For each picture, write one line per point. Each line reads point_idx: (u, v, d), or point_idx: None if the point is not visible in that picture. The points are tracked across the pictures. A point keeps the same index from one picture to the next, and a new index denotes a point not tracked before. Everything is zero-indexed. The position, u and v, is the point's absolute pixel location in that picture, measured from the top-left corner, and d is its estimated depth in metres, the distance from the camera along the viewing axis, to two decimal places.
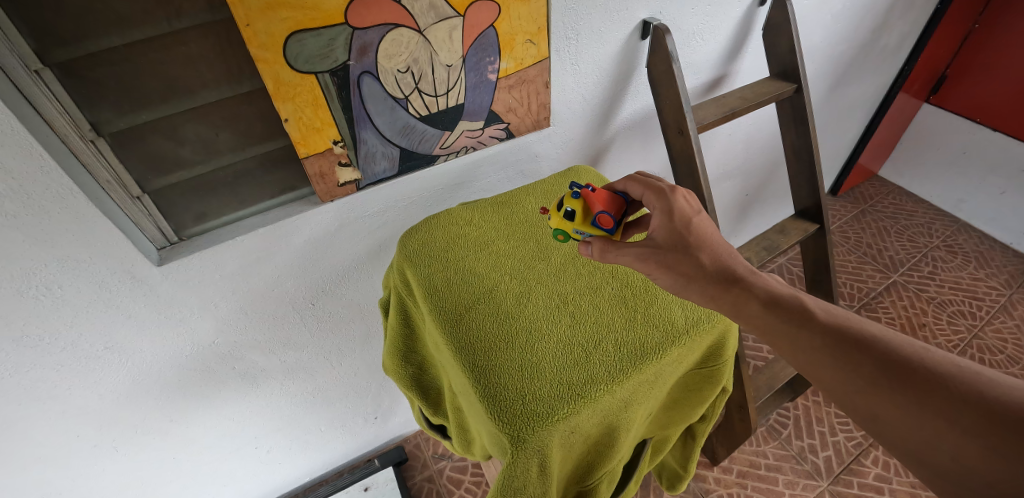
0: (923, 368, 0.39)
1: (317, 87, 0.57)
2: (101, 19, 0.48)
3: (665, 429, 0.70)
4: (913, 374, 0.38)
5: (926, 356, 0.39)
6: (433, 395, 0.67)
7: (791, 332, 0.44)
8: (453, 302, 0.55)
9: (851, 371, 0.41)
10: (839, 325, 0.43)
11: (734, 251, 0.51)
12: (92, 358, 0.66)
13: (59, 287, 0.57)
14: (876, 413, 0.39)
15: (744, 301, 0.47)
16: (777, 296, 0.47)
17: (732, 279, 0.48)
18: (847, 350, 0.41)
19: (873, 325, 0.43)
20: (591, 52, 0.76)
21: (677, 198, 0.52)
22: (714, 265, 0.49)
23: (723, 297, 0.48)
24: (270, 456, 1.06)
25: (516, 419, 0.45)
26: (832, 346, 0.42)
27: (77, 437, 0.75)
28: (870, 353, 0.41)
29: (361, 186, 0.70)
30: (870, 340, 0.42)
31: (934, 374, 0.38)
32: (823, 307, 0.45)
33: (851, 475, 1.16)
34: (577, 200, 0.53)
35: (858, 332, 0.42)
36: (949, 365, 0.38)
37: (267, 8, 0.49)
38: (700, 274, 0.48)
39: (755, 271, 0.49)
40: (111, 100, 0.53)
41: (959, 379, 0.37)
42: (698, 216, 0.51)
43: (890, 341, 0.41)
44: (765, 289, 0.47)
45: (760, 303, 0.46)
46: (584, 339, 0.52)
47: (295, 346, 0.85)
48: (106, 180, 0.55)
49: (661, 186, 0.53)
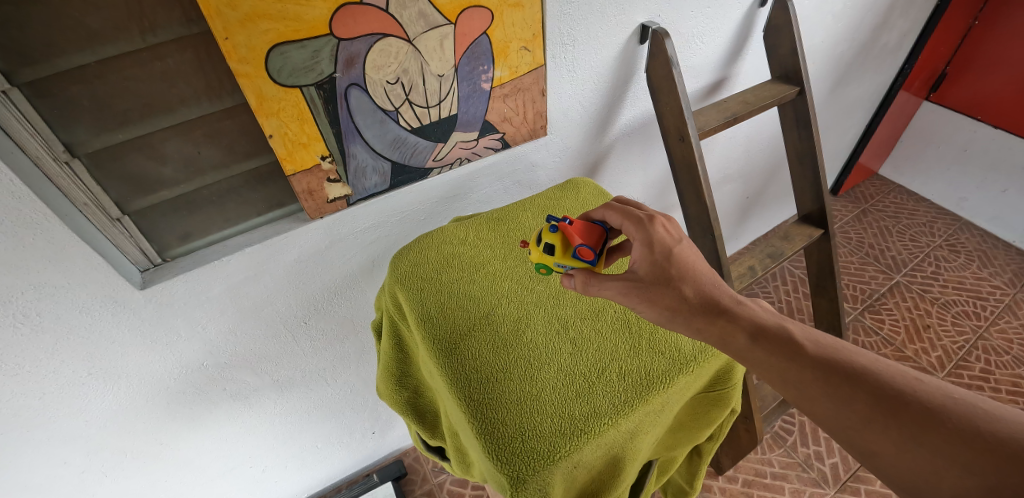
0: (916, 401, 0.36)
1: (302, 102, 0.55)
2: (70, 35, 0.45)
3: (672, 450, 0.67)
4: (907, 408, 0.36)
5: (918, 388, 0.37)
6: (430, 418, 0.65)
7: (781, 365, 0.41)
8: (447, 330, 0.53)
9: (843, 404, 0.38)
10: (828, 357, 0.41)
11: (720, 280, 0.48)
12: (76, 385, 0.63)
13: (38, 314, 0.54)
14: (874, 449, 0.36)
15: (731, 332, 0.44)
16: (762, 326, 0.44)
17: (717, 309, 0.45)
18: (838, 383, 0.39)
19: (862, 355, 0.41)
20: (587, 59, 0.73)
21: (655, 228, 0.49)
22: (697, 295, 0.46)
23: (709, 327, 0.45)
24: (266, 475, 1.03)
25: (516, 458, 0.43)
26: (823, 379, 0.39)
27: (64, 463, 0.72)
28: (862, 385, 0.38)
29: (351, 202, 0.68)
30: (860, 372, 0.39)
31: (928, 408, 0.36)
32: (811, 337, 0.43)
33: (858, 482, 1.14)
34: (555, 234, 0.50)
35: (849, 363, 0.40)
36: (943, 398, 0.36)
37: (246, 20, 0.46)
38: (685, 306, 0.46)
39: (741, 299, 0.47)
40: (86, 120, 0.50)
41: (955, 412, 0.35)
42: (680, 245, 0.48)
43: (881, 372, 0.39)
44: (751, 320, 0.44)
45: (748, 336, 0.43)
46: (580, 371, 0.49)
47: (289, 364, 0.83)
48: (83, 202, 0.52)
49: (639, 216, 0.50)
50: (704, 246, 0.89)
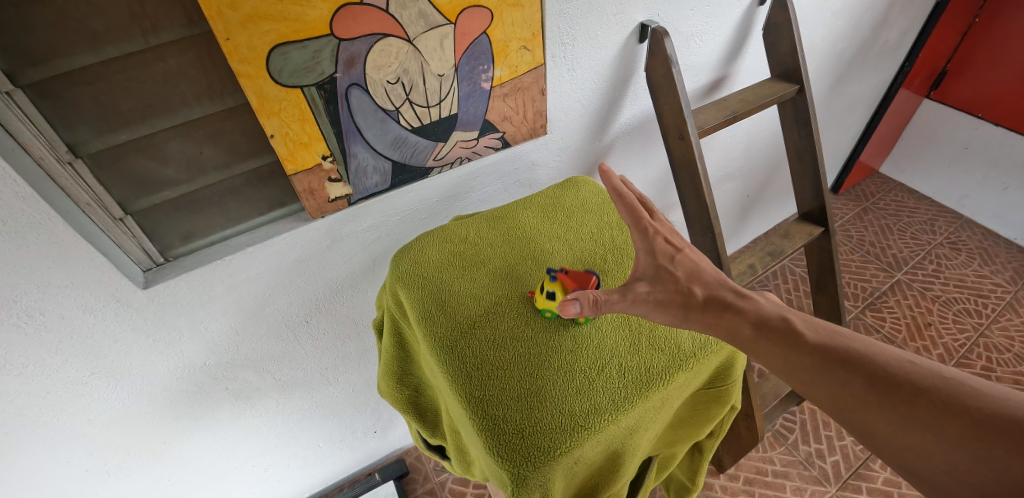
0: (908, 382, 0.38)
1: (303, 102, 0.55)
2: (72, 36, 0.46)
3: (672, 447, 0.68)
4: (900, 389, 0.38)
5: (911, 369, 0.39)
6: (431, 416, 0.65)
7: (783, 353, 0.43)
8: (448, 326, 0.53)
9: (841, 388, 0.40)
10: (826, 343, 0.42)
11: (725, 278, 0.50)
12: (79, 384, 0.64)
13: (42, 313, 0.54)
14: (870, 429, 0.38)
15: (737, 325, 0.45)
16: (767, 318, 0.45)
17: (722, 304, 0.47)
18: (835, 367, 0.41)
19: (858, 339, 0.43)
20: (587, 58, 0.74)
21: (656, 239, 0.50)
22: (705, 294, 0.48)
23: (717, 321, 0.46)
24: (268, 474, 1.03)
25: (517, 454, 0.44)
26: (821, 364, 0.41)
27: (68, 462, 0.73)
28: (858, 368, 0.40)
29: (352, 201, 0.68)
30: (856, 357, 0.41)
31: (920, 387, 0.38)
32: (811, 325, 0.44)
33: (859, 480, 1.14)
34: (555, 282, 0.51)
35: (845, 348, 0.42)
36: (934, 377, 0.38)
37: (247, 21, 0.47)
38: (694, 305, 0.47)
39: (746, 294, 0.48)
40: (88, 121, 0.50)
41: (945, 390, 0.37)
42: (680, 253, 0.50)
43: (876, 356, 0.41)
44: (755, 312, 0.46)
45: (753, 327, 0.45)
46: (581, 366, 0.50)
47: (292, 364, 0.83)
48: (87, 202, 0.53)
49: (645, 225, 0.51)
50: (704, 244, 0.89)
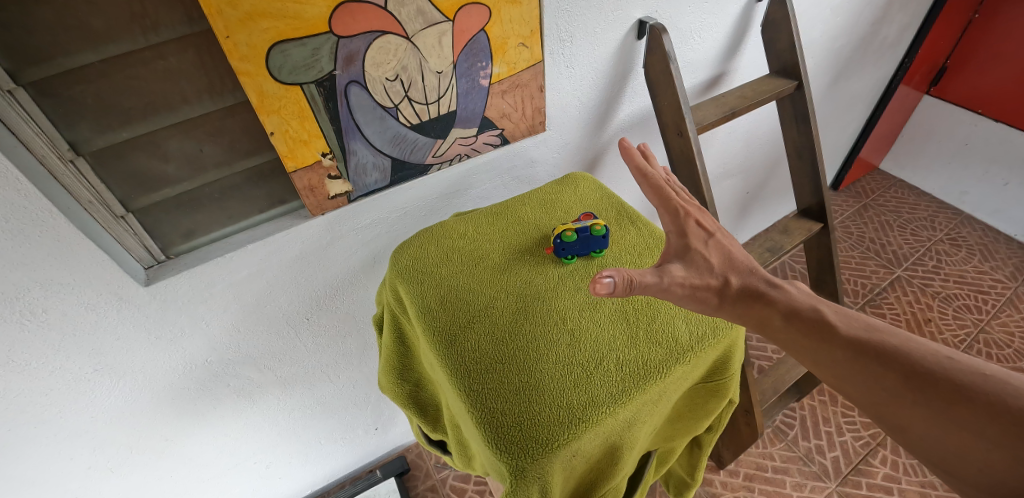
0: (945, 379, 0.40)
1: (303, 99, 0.55)
2: (73, 35, 0.46)
3: (670, 442, 0.68)
4: (936, 385, 0.40)
5: (948, 366, 0.40)
6: (431, 412, 0.65)
7: (813, 345, 0.46)
8: (449, 321, 0.53)
9: (875, 383, 0.42)
10: (861, 338, 0.44)
11: (756, 264, 0.52)
12: (81, 381, 0.64)
13: (44, 310, 0.55)
14: (903, 424, 0.40)
15: (767, 315, 0.48)
16: (798, 309, 0.48)
17: (755, 294, 0.49)
18: (870, 362, 0.43)
19: (896, 336, 0.44)
20: (586, 53, 0.74)
21: (689, 223, 0.52)
22: (740, 283, 0.50)
23: (749, 312, 0.48)
24: (270, 471, 1.04)
25: (515, 447, 0.44)
26: (854, 359, 0.43)
27: (71, 459, 0.73)
28: (893, 364, 0.42)
29: (351, 199, 0.69)
30: (892, 352, 0.43)
31: (958, 386, 0.39)
32: (845, 318, 0.46)
33: (859, 475, 1.14)
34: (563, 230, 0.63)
35: (881, 343, 0.44)
36: (974, 375, 0.39)
37: (246, 19, 0.47)
38: (726, 294, 0.49)
39: (778, 284, 0.50)
40: (89, 119, 0.51)
41: (984, 389, 0.38)
42: (712, 239, 0.52)
43: (913, 351, 0.42)
44: (787, 303, 0.48)
45: (782, 317, 0.47)
46: (580, 360, 0.50)
47: (292, 361, 0.84)
48: (88, 200, 0.53)
49: (675, 206, 0.53)
50: None
